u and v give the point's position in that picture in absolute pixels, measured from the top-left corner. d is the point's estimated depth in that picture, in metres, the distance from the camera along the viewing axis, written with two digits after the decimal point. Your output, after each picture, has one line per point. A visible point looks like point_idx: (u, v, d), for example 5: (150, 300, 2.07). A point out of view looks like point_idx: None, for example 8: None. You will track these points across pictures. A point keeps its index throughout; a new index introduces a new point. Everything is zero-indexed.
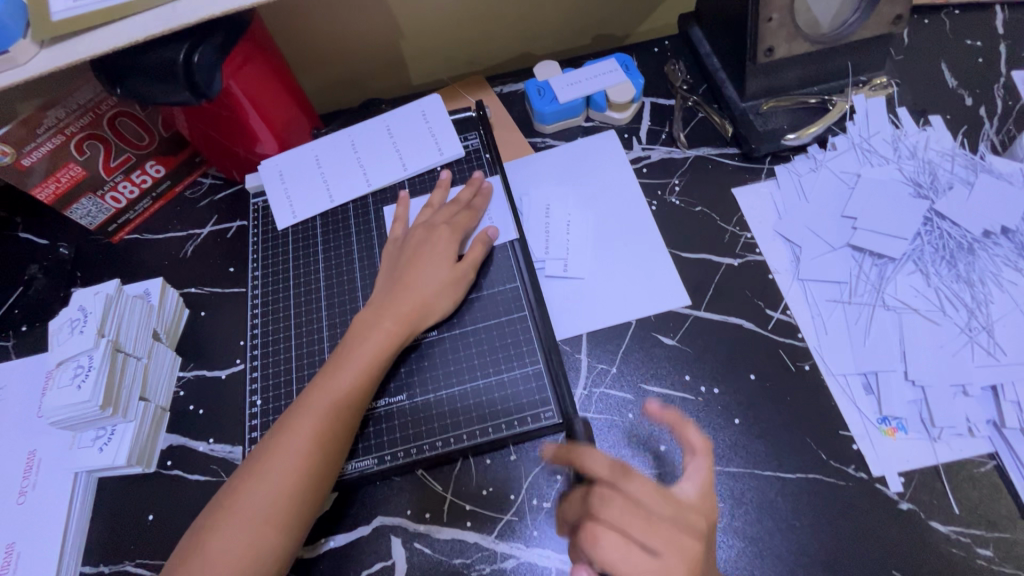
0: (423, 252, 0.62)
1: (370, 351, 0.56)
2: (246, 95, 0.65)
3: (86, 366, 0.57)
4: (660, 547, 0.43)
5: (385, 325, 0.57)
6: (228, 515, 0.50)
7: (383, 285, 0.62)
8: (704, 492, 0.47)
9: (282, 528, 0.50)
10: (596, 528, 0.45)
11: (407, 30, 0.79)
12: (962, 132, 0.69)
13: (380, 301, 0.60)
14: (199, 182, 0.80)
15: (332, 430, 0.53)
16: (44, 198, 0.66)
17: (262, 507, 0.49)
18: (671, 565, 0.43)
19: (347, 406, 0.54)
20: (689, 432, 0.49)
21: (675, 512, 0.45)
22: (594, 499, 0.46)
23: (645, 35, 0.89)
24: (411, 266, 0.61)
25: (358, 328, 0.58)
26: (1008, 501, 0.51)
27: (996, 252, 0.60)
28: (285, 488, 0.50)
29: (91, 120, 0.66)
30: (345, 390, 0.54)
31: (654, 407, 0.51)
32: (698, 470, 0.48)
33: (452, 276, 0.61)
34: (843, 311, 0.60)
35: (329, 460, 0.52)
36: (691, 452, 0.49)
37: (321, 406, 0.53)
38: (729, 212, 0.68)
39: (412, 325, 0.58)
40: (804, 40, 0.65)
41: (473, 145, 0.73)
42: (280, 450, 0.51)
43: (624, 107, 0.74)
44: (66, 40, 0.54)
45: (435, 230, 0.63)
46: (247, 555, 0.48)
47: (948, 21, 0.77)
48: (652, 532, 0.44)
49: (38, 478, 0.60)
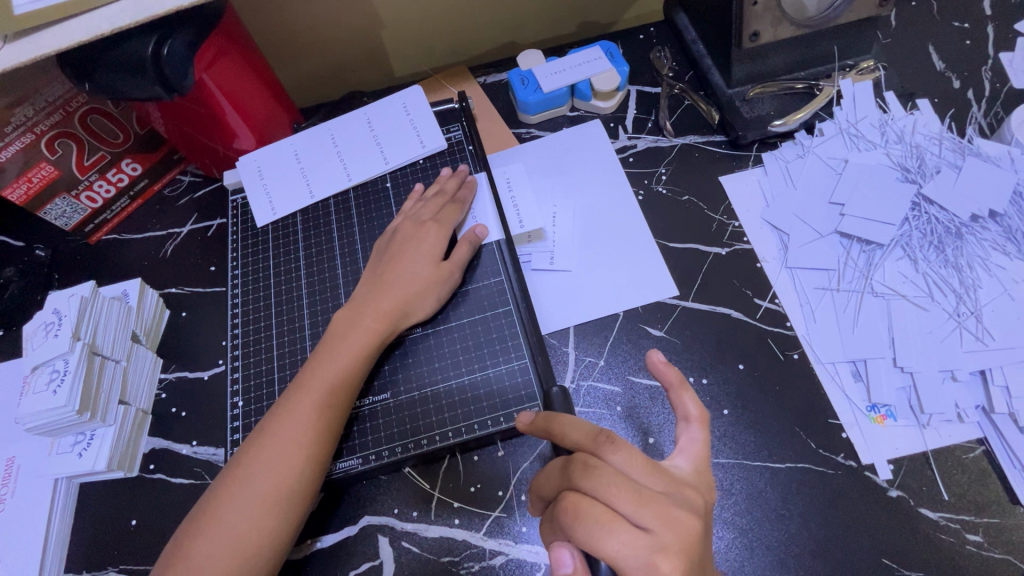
0: (410, 246, 0.61)
1: (355, 347, 0.55)
2: (221, 89, 0.63)
3: (61, 371, 0.56)
4: (653, 522, 0.36)
5: (368, 322, 0.56)
6: (211, 522, 0.49)
7: (367, 281, 0.61)
8: (699, 468, 0.42)
9: (269, 531, 0.49)
10: (579, 500, 0.38)
11: (387, 20, 0.77)
12: (949, 115, 0.68)
13: (360, 299, 0.59)
14: (178, 180, 0.78)
15: (318, 427, 0.52)
16: (16, 199, 0.65)
17: (249, 511, 0.48)
18: (666, 542, 0.36)
19: (330, 404, 0.53)
20: (685, 397, 0.43)
21: (668, 487, 0.39)
22: (576, 466, 0.39)
23: (630, 22, 0.88)
24: (399, 261, 0.60)
25: (339, 325, 0.57)
26: (997, 486, 0.51)
27: (984, 237, 0.59)
28: (272, 489, 0.49)
29: (61, 117, 0.64)
30: (328, 388, 0.53)
31: (655, 359, 0.44)
32: (692, 441, 0.42)
33: (438, 275, 0.59)
34: (831, 298, 0.59)
35: (316, 462, 0.51)
36: (686, 420, 0.43)
37: (305, 403, 0.52)
38: (716, 201, 0.67)
39: (395, 323, 0.57)
40: (790, 24, 0.63)
41: (456, 136, 0.72)
42: (265, 449, 0.51)
43: (609, 95, 0.73)
44: (30, 35, 0.52)
45: (422, 226, 0.62)
46: (235, 559, 0.47)
47: (935, 3, 0.76)
48: (643, 506, 0.37)
49: (17, 485, 0.59)
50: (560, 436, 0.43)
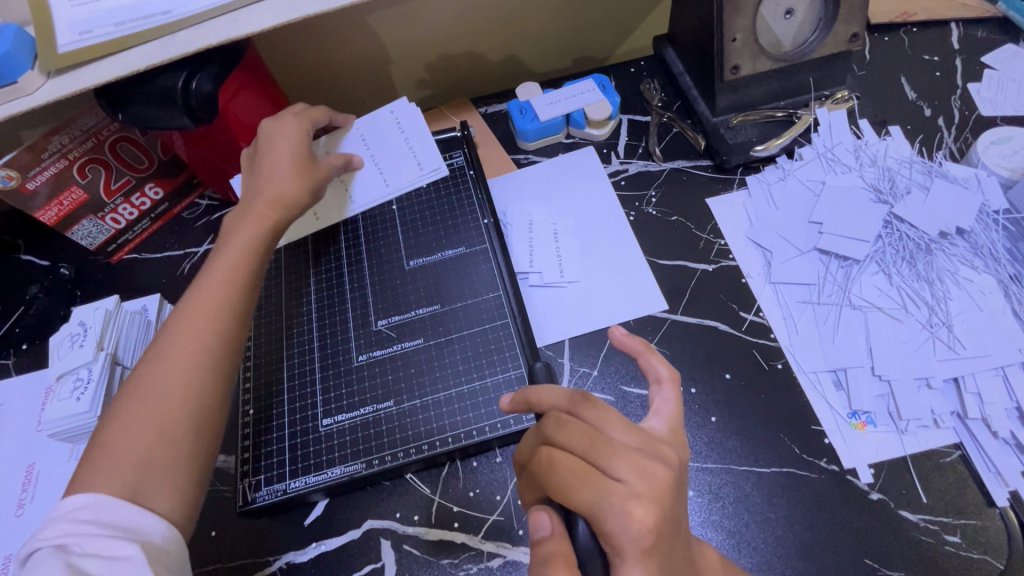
0: (281, 140, 0.64)
1: (237, 243, 0.57)
2: (239, 118, 0.68)
3: (85, 379, 0.59)
4: (627, 474, 0.38)
5: (255, 212, 0.59)
6: (128, 403, 0.48)
7: (249, 182, 0.62)
8: (673, 427, 0.44)
9: (179, 443, 0.47)
10: (553, 452, 0.40)
11: (395, 56, 0.83)
12: (920, 140, 0.72)
13: (292, 163, 0.63)
14: (196, 204, 0.83)
15: (211, 329, 0.51)
16: (47, 220, 0.70)
17: (153, 417, 0.47)
18: (640, 491, 0.38)
19: (230, 286, 0.54)
20: (653, 359, 0.46)
21: (642, 443, 0.41)
22: (549, 421, 0.41)
23: (623, 57, 0.94)
24: (272, 157, 0.63)
25: (227, 226, 0.59)
26: (973, 489, 0.53)
27: (953, 252, 0.63)
28: (174, 396, 0.48)
29: (93, 145, 0.69)
30: (226, 276, 0.55)
31: (618, 333, 0.48)
32: (665, 401, 0.45)
33: (298, 165, 0.63)
34: (812, 311, 0.62)
35: (222, 362, 0.51)
36: (658, 381, 0.46)
37: (200, 313, 0.52)
38: (703, 221, 0.71)
39: (280, 210, 0.60)
40: (768, 58, 0.69)
41: (458, 162, 0.76)
42: (168, 357, 0.50)
43: (602, 123, 0.78)
44: (71, 71, 0.57)
45: (284, 121, 0.65)
46: (142, 467, 0.45)
47: (907, 38, 0.81)
48: (616, 458, 0.39)
49: (36, 490, 0.62)
50: (536, 402, 0.45)
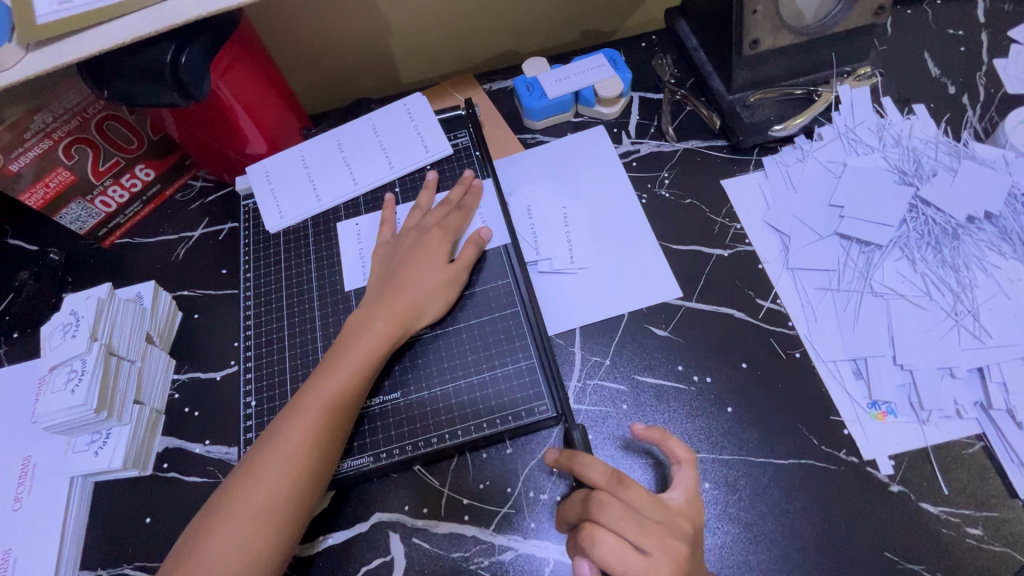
0: (415, 254, 0.62)
1: (356, 359, 0.55)
2: (234, 96, 0.64)
3: (79, 370, 0.57)
4: (654, 549, 0.44)
5: (378, 328, 0.57)
6: (236, 498, 0.50)
7: (374, 286, 0.62)
8: (690, 498, 0.48)
9: (273, 534, 0.49)
10: (595, 529, 0.45)
11: (395, 29, 0.79)
12: (945, 119, 0.70)
13: (421, 282, 0.60)
14: (189, 184, 0.79)
15: (324, 434, 0.52)
16: (32, 203, 0.66)
17: (254, 514, 0.49)
18: (660, 565, 0.44)
19: (339, 409, 0.53)
20: (672, 444, 0.51)
21: (664, 516, 0.46)
22: (593, 502, 0.46)
23: (632, 30, 0.90)
24: (405, 266, 0.61)
25: (351, 331, 0.58)
26: (996, 480, 0.52)
27: (980, 237, 0.61)
28: (276, 495, 0.50)
29: (78, 124, 0.66)
30: (334, 399, 0.53)
31: (638, 428, 0.53)
32: (685, 478, 0.49)
33: (443, 280, 0.61)
34: (832, 298, 0.60)
35: (324, 462, 0.52)
36: (678, 462, 0.50)
37: (313, 411, 0.53)
38: (718, 204, 0.68)
39: (406, 324, 0.58)
40: (789, 31, 0.65)
41: (462, 142, 0.73)
42: (274, 455, 0.51)
43: (613, 101, 0.75)
44: (52, 44, 0.53)
45: (427, 233, 0.63)
46: (237, 563, 0.48)
47: (931, 11, 0.78)
48: (646, 535, 0.45)
49: (33, 484, 0.60)
50: (580, 470, 0.48)
